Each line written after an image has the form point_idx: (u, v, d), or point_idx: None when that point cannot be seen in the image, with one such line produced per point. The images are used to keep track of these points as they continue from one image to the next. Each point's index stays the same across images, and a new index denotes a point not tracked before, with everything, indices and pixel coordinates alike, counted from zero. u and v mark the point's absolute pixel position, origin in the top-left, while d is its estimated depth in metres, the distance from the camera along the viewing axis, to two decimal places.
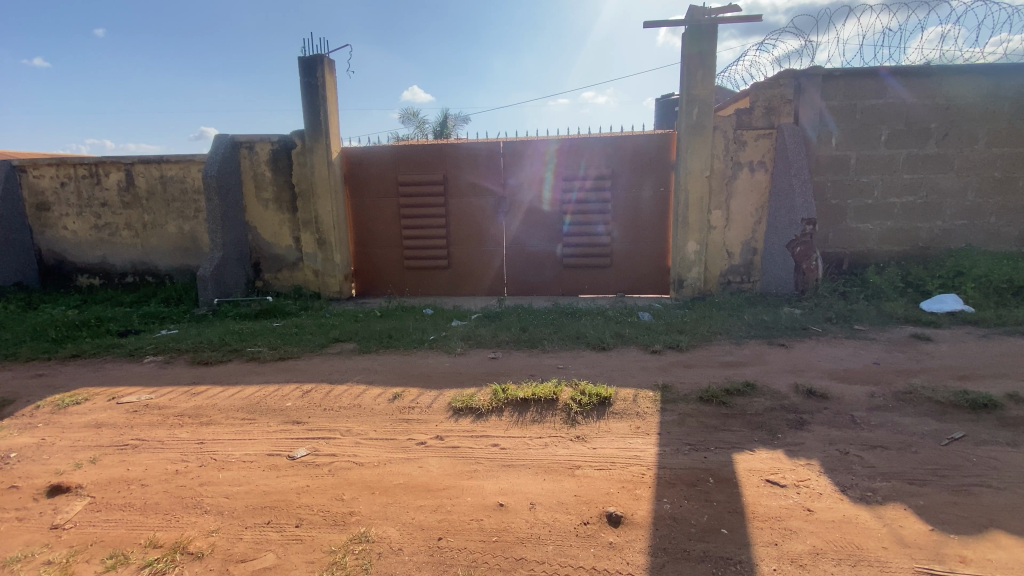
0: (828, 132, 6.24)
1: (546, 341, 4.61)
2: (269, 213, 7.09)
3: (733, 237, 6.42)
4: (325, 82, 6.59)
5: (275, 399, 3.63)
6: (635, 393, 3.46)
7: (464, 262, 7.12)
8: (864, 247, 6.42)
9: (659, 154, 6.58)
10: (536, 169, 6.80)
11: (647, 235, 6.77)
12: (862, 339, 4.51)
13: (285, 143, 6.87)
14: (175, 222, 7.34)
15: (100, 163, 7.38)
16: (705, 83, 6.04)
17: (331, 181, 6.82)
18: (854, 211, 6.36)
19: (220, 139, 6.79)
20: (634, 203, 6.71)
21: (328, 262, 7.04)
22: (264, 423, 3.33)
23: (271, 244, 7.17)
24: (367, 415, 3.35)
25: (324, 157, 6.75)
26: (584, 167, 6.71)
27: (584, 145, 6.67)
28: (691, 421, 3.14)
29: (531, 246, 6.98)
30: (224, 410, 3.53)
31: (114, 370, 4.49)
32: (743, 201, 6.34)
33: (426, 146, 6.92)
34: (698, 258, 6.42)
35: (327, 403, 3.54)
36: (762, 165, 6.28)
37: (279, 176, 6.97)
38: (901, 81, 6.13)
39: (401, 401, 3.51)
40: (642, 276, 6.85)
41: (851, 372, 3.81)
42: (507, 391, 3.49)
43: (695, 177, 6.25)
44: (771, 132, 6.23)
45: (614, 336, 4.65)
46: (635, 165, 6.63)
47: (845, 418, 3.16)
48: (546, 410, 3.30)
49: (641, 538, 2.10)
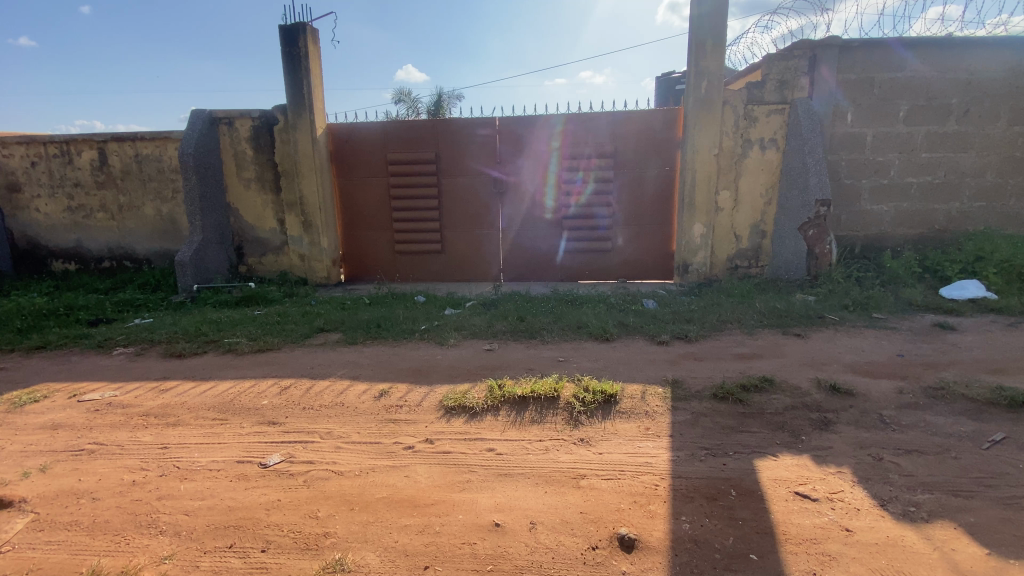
0: (844, 107, 5.87)
1: (546, 331, 4.30)
2: (251, 194, 6.69)
3: (742, 219, 6.07)
4: (308, 53, 6.14)
5: (251, 397, 3.32)
6: (643, 390, 3.16)
7: (458, 246, 6.78)
8: (878, 230, 6.11)
9: (665, 132, 6.20)
10: (534, 147, 6.42)
11: (650, 218, 6.43)
12: (883, 329, 4.23)
13: (266, 118, 6.43)
14: (152, 204, 6.94)
15: (71, 141, 6.95)
16: (715, 54, 5.64)
17: (317, 160, 6.43)
18: (869, 191, 6.03)
19: (197, 114, 6.37)
20: (637, 183, 6.35)
21: (315, 246, 6.68)
22: (236, 424, 3.03)
23: (255, 227, 6.79)
24: (350, 415, 3.05)
25: (308, 133, 6.35)
26: (585, 146, 6.33)
27: (584, 121, 6.29)
28: (706, 422, 2.86)
29: (528, 229, 6.64)
30: (193, 409, 3.22)
31: (80, 364, 4.16)
32: (753, 181, 5.97)
33: (418, 122, 6.52)
34: (705, 241, 6.09)
35: (307, 402, 3.23)
36: (774, 143, 5.90)
37: (261, 154, 6.55)
38: (924, 52, 5.75)
39: (388, 399, 3.20)
40: (645, 262, 6.53)
41: (875, 365, 3.54)
42: (503, 388, 3.19)
43: (703, 155, 5.89)
44: (785, 108, 5.84)
45: (617, 326, 4.34)
46: (639, 144, 6.26)
47: (873, 418, 2.91)
48: (546, 409, 3.00)
49: (658, 568, 1.83)
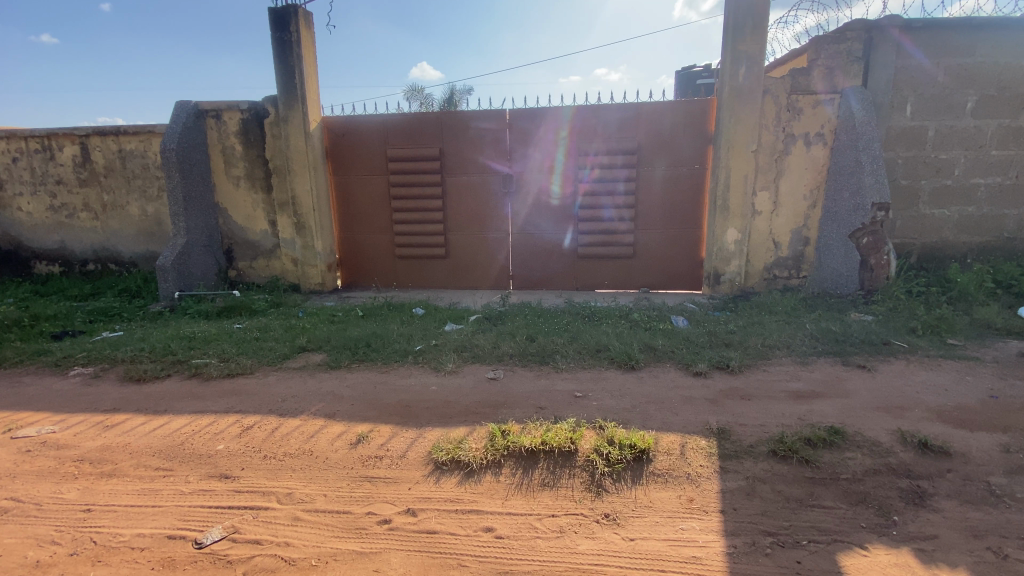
0: (902, 97, 5.16)
1: (560, 355, 3.69)
2: (241, 193, 6.18)
3: (782, 224, 5.38)
4: (300, 38, 5.59)
5: (206, 439, 2.78)
6: (681, 443, 2.54)
7: (464, 251, 6.19)
8: (938, 238, 5.38)
9: (695, 126, 5.53)
10: (547, 142, 5.80)
11: (677, 222, 5.76)
12: (963, 360, 3.54)
13: (256, 110, 5.92)
14: (137, 203, 6.48)
15: (53, 136, 6.52)
16: (755, 37, 4.97)
17: (310, 155, 5.87)
18: (929, 194, 5.31)
19: (182, 107, 5.88)
20: (662, 182, 5.69)
21: (308, 250, 6.12)
22: (181, 478, 2.49)
23: (245, 228, 6.28)
24: (318, 469, 2.49)
25: (301, 127, 5.80)
26: (604, 141, 5.70)
27: (603, 113, 5.65)
28: (765, 492, 2.24)
29: (540, 232, 6.02)
30: (136, 455, 2.69)
31: (30, 387, 3.66)
32: (795, 181, 5.28)
33: (420, 115, 5.93)
34: (740, 249, 5.42)
35: (270, 448, 2.67)
36: (820, 138, 5.20)
37: (250, 150, 6.04)
38: (996, 33, 5.00)
39: (366, 448, 2.63)
40: (671, 269, 5.87)
41: (967, 412, 2.87)
42: (507, 436, 2.59)
43: (739, 152, 5.22)
44: (834, 98, 5.14)
45: (644, 350, 3.72)
46: (664, 139, 5.60)
47: (980, 489, 2.26)
48: (561, 468, 2.39)
49: None
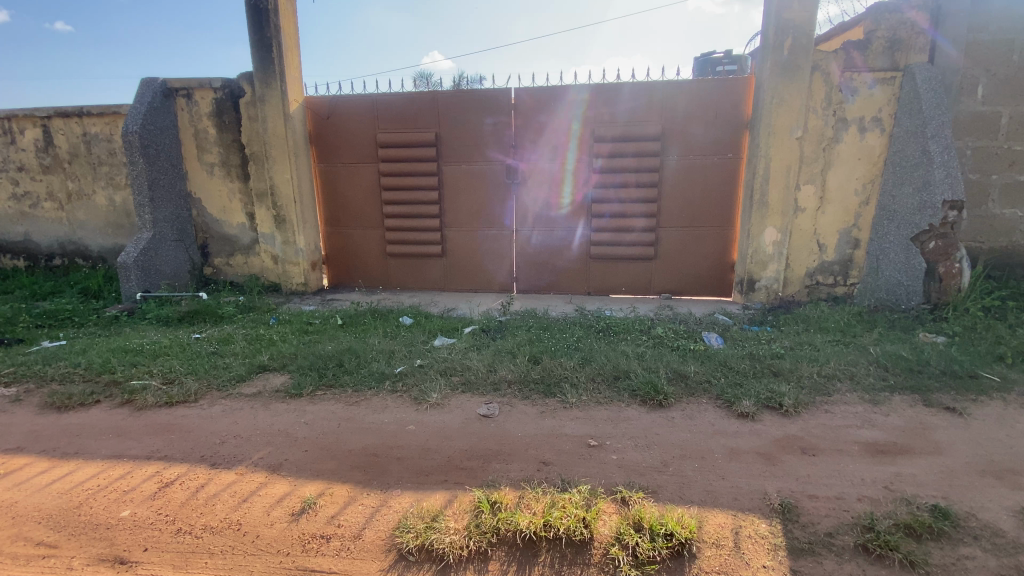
0: (973, 77, 4.37)
1: (570, 383, 3.02)
2: (215, 182, 5.55)
3: (828, 222, 4.65)
4: (277, 5, 4.88)
5: (113, 501, 2.17)
6: (733, 527, 1.88)
7: (463, 248, 5.52)
8: (1010, 242, 4.62)
9: (730, 108, 4.78)
10: (557, 125, 5.08)
11: (706, 219, 5.03)
12: None
13: (230, 89, 5.26)
14: (104, 192, 5.89)
15: (12, 118, 5.93)
16: (806, 2, 4.20)
17: (290, 140, 5.20)
18: (1002, 191, 4.53)
19: (149, 84, 5.24)
20: (689, 173, 4.96)
21: (289, 246, 5.48)
22: (64, 562, 1.88)
23: (220, 222, 5.66)
24: (242, 556, 1.85)
25: (279, 107, 5.13)
26: (623, 126, 4.97)
27: (625, 93, 4.91)
28: None
29: (549, 230, 5.33)
30: (19, 521, 2.09)
31: None
32: (846, 173, 4.54)
33: (415, 94, 5.23)
34: (779, 251, 4.70)
35: (189, 517, 2.04)
36: (877, 124, 4.44)
37: (225, 133, 5.39)
38: None
39: (311, 521, 1.99)
40: (698, 273, 5.16)
41: None
42: (499, 513, 1.94)
43: (781, 138, 4.48)
44: (896, 76, 4.36)
45: (673, 379, 3.04)
46: (694, 124, 4.86)
47: None
48: (570, 568, 1.74)
49: None
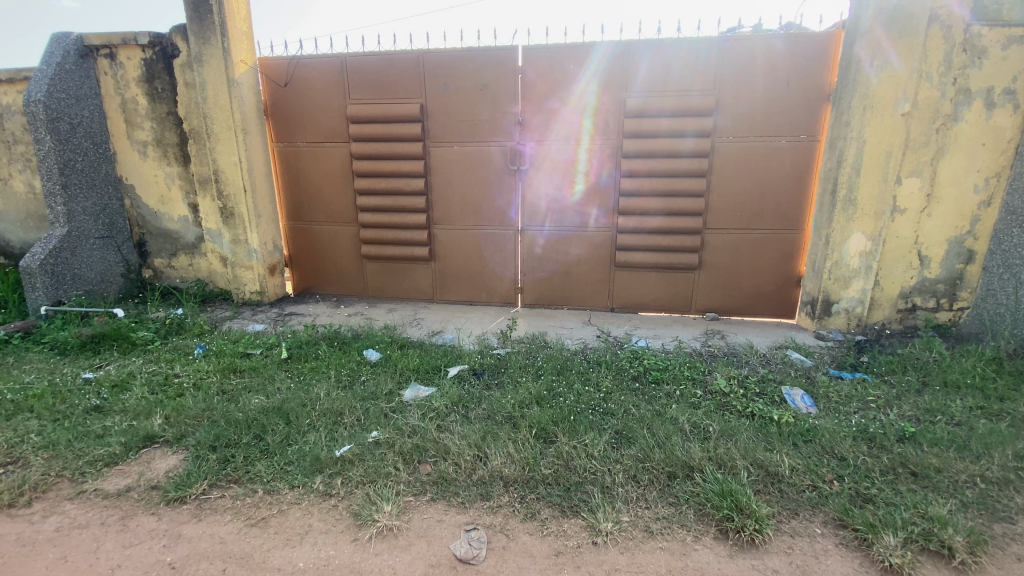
0: None
1: (597, 486, 1.95)
2: (150, 165, 4.48)
3: (933, 229, 3.51)
4: None
5: None
6: None
7: (456, 251, 4.44)
8: None
9: (807, 74, 3.61)
10: (573, 94, 3.92)
11: (767, 219, 3.90)
12: None
13: (162, 49, 4.16)
14: (24, 177, 4.84)
15: None
16: None
17: (235, 113, 4.10)
18: None
19: (61, 40, 4.14)
20: (747, 158, 3.82)
21: (239, 246, 4.42)
22: None
23: (158, 214, 4.61)
24: None
25: (220, 70, 4.02)
26: (661, 96, 3.81)
27: (666, 52, 3.74)
28: None
29: (562, 229, 4.22)
30: None
31: None
32: (964, 163, 3.38)
33: (395, 55, 4.10)
34: (867, 265, 3.57)
35: None
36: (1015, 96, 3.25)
37: (159, 104, 4.31)
38: None
39: None
40: (753, 288, 4.06)
41: None
42: None
43: (879, 114, 3.33)
44: None
45: (759, 482, 1.96)
46: (756, 93, 3.70)
47: None
48: None
49: None
